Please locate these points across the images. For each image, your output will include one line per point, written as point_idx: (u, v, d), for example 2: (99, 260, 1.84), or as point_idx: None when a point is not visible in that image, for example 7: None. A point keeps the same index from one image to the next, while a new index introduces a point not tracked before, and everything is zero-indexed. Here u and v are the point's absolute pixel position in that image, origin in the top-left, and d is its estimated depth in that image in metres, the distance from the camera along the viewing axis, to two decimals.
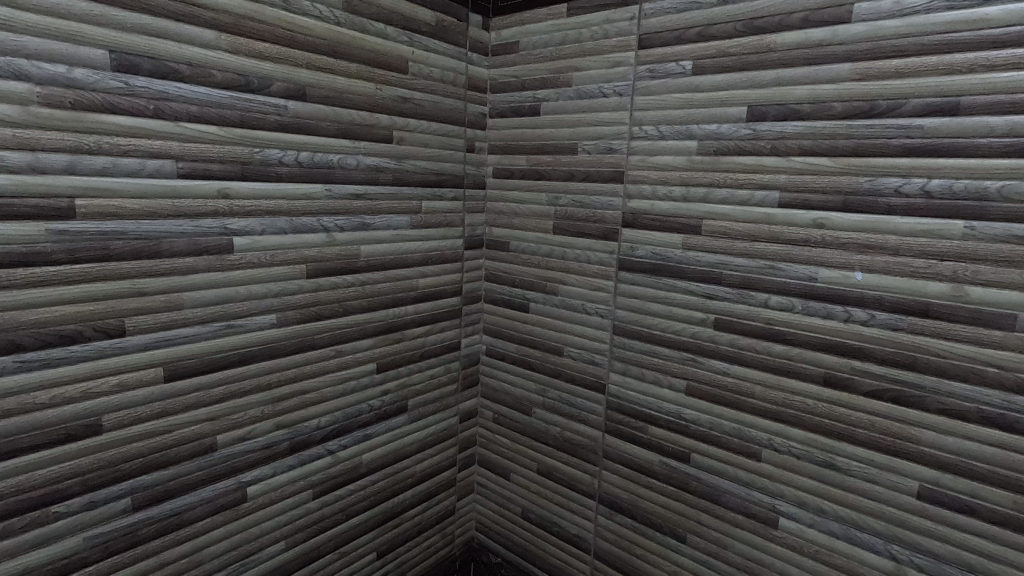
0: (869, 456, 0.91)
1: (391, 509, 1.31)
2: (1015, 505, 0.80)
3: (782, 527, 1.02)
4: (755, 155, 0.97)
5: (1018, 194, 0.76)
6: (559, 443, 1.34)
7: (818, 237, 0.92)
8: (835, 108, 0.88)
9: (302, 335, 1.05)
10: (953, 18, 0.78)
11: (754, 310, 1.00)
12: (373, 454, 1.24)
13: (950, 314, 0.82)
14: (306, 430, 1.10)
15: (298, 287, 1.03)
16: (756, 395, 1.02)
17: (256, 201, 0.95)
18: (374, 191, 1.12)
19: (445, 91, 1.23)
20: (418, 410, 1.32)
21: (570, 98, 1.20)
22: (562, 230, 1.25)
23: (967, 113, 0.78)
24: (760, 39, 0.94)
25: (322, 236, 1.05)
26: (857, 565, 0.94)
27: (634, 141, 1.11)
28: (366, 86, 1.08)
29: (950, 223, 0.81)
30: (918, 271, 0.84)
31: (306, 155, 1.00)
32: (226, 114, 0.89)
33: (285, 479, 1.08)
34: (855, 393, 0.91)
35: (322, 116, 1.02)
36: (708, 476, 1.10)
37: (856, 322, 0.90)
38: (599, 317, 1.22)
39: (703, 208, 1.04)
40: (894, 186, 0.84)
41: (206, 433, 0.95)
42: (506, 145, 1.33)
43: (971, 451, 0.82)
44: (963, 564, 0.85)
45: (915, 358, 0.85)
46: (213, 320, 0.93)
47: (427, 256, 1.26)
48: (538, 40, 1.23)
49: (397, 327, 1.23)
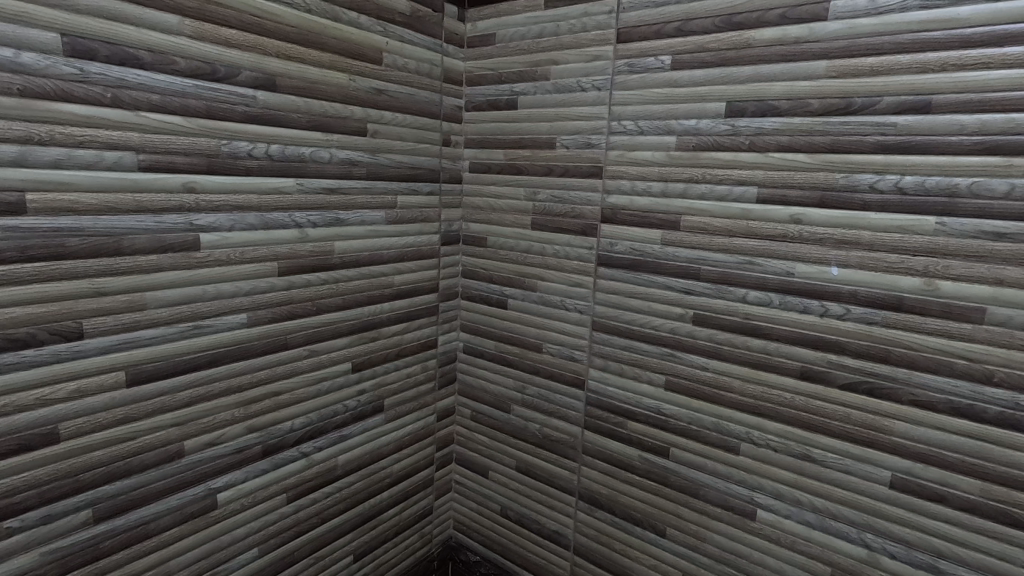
0: (844, 447, 0.93)
1: (368, 512, 1.29)
2: (983, 492, 0.83)
3: (759, 519, 1.03)
4: (733, 151, 0.97)
5: (988, 191, 0.78)
6: (538, 440, 1.33)
7: (795, 233, 0.93)
8: (812, 105, 0.89)
9: (274, 335, 1.01)
10: (926, 17, 0.79)
11: (733, 305, 1.01)
12: (349, 455, 1.21)
13: (923, 308, 0.84)
14: (279, 433, 1.06)
15: (269, 286, 0.99)
16: (734, 390, 1.03)
17: (223, 196, 0.90)
18: (348, 185, 1.09)
19: (421, 83, 1.20)
20: (395, 409, 1.30)
21: (548, 92, 1.18)
22: (541, 226, 1.24)
23: (941, 111, 0.80)
24: (739, 35, 0.94)
25: (294, 232, 1.01)
26: (832, 554, 0.97)
27: (613, 136, 1.11)
28: (339, 76, 1.04)
29: (923, 219, 0.82)
30: (892, 266, 0.85)
31: (276, 148, 0.96)
32: (191, 104, 0.85)
33: (257, 484, 1.04)
34: (831, 386, 0.93)
35: (293, 107, 0.98)
36: (687, 470, 1.10)
37: (833, 316, 0.91)
38: (579, 313, 1.21)
39: (682, 204, 1.04)
40: (869, 182, 0.86)
41: (173, 439, 0.91)
42: (482, 139, 1.30)
43: (941, 440, 0.85)
44: (933, 550, 0.87)
45: (889, 351, 0.87)
46: (179, 320, 0.88)
47: (403, 252, 1.23)
48: (515, 33, 1.21)
49: (373, 325, 1.20)
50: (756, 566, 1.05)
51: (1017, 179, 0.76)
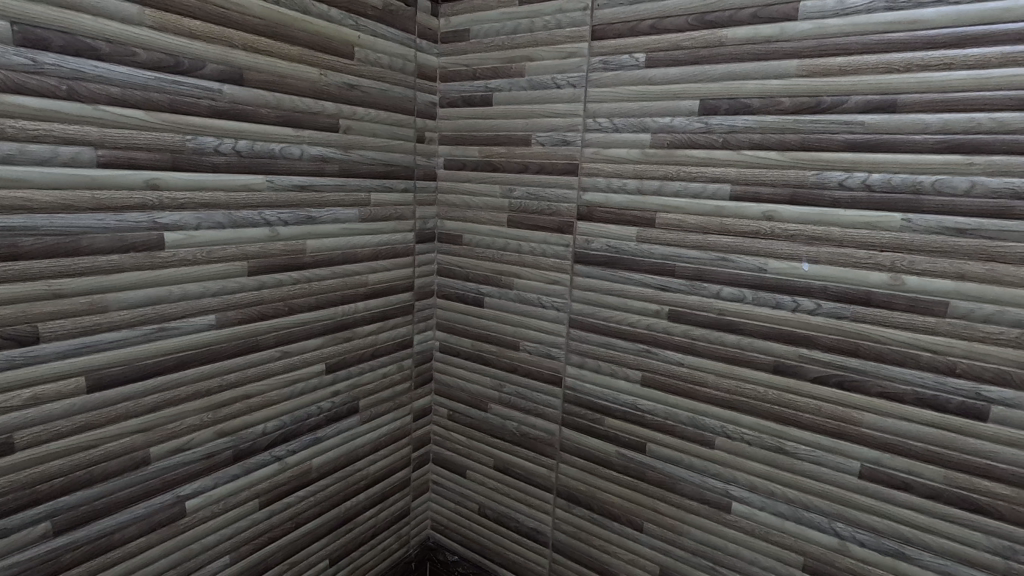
0: (815, 439, 0.95)
1: (344, 515, 1.26)
2: (947, 480, 0.86)
3: (735, 511, 1.05)
4: (706, 149, 0.98)
5: (950, 188, 0.80)
6: (516, 438, 1.33)
7: (768, 229, 0.94)
8: (783, 103, 0.91)
9: (244, 336, 0.98)
10: (891, 19, 0.81)
11: (707, 301, 1.02)
12: (323, 457, 1.18)
13: (890, 302, 0.86)
14: (251, 437, 1.03)
15: (239, 286, 0.96)
16: (709, 384, 1.04)
17: (189, 193, 0.87)
18: (320, 183, 1.06)
19: (394, 79, 1.18)
20: (371, 410, 1.28)
21: (523, 88, 1.18)
22: (517, 223, 1.23)
23: (906, 111, 0.82)
24: (711, 33, 0.95)
25: (265, 230, 0.98)
26: (804, 544, 0.99)
27: (589, 133, 1.11)
28: (310, 71, 1.01)
29: (889, 216, 0.85)
30: (860, 262, 0.87)
31: (245, 144, 0.93)
32: (154, 97, 0.82)
33: (228, 490, 1.01)
34: (803, 379, 0.95)
35: (262, 102, 0.95)
36: (664, 465, 1.11)
37: (804, 311, 0.93)
38: (555, 311, 1.21)
39: (657, 201, 1.04)
40: (838, 179, 0.88)
41: (138, 446, 0.87)
42: (457, 136, 1.29)
43: (907, 431, 0.87)
44: (900, 537, 0.90)
45: (858, 344, 0.89)
46: (143, 323, 0.85)
47: (378, 250, 1.21)
48: (490, 29, 1.20)
49: (347, 325, 1.17)
50: (731, 558, 1.07)
51: (977, 177, 0.79)
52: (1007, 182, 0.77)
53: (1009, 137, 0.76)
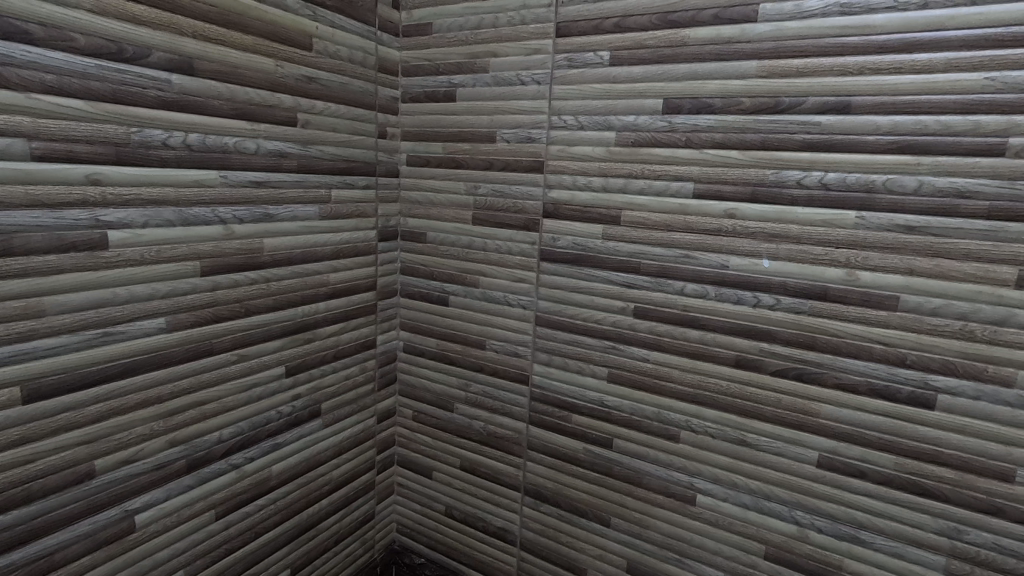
0: (776, 431, 0.98)
1: (306, 522, 1.22)
2: (898, 466, 0.89)
3: (699, 504, 1.07)
4: (670, 147, 0.99)
5: (901, 187, 0.84)
6: (483, 438, 1.32)
7: (729, 227, 0.96)
8: (743, 103, 0.93)
9: (198, 339, 0.93)
10: (845, 23, 0.84)
11: (672, 298, 1.03)
12: (284, 463, 1.14)
13: (845, 297, 0.89)
14: (206, 445, 0.98)
15: (191, 287, 0.91)
16: (674, 379, 1.05)
17: (135, 189, 0.82)
18: (278, 178, 1.02)
19: (354, 72, 1.15)
20: (333, 413, 1.24)
21: (487, 84, 1.17)
22: (482, 221, 1.22)
23: (859, 112, 0.85)
24: (675, 33, 0.96)
25: (219, 228, 0.94)
26: (766, 532, 1.02)
27: (554, 131, 1.10)
28: (265, 62, 0.97)
29: (844, 214, 0.88)
30: (817, 258, 0.90)
31: (196, 138, 0.89)
32: (94, 87, 0.76)
33: (181, 502, 0.96)
34: (764, 373, 0.97)
35: (214, 94, 0.90)
36: (630, 460, 1.13)
37: (764, 306, 0.96)
38: (522, 309, 1.20)
39: (623, 199, 1.05)
40: (796, 178, 0.90)
41: (82, 459, 0.82)
42: (420, 132, 1.27)
43: (861, 420, 0.91)
44: (855, 522, 0.94)
45: (815, 338, 0.92)
46: (85, 327, 0.80)
47: (339, 249, 1.17)
48: (453, 23, 1.18)
49: (307, 326, 1.13)
50: (696, 550, 1.09)
51: (924, 176, 0.82)
52: (951, 181, 0.81)
53: (953, 138, 0.80)
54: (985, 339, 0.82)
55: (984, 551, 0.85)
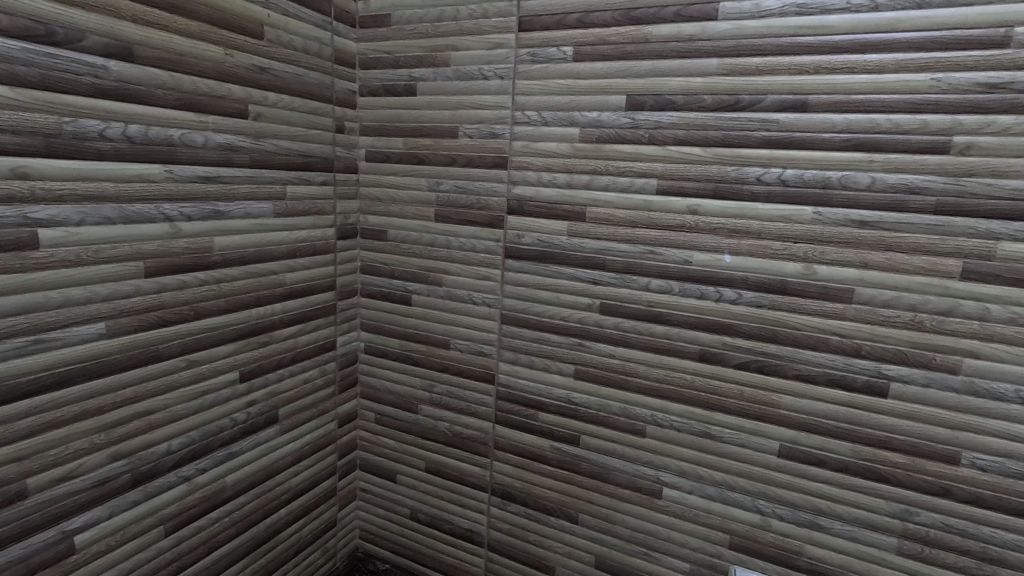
0: (738, 422, 1.00)
1: (263, 534, 1.17)
2: (854, 453, 0.93)
3: (665, 497, 1.08)
4: (634, 144, 1.00)
5: (855, 183, 0.87)
6: (448, 439, 1.29)
7: (692, 223, 0.97)
8: (705, 101, 0.94)
9: (143, 345, 0.87)
10: (801, 23, 0.86)
11: (637, 294, 1.04)
12: (239, 473, 1.09)
13: (803, 291, 0.92)
14: (153, 458, 0.92)
15: (134, 289, 0.85)
16: (639, 374, 1.06)
17: (69, 184, 0.76)
18: (228, 174, 0.97)
19: (310, 63, 1.10)
20: (291, 419, 1.19)
21: (448, 79, 1.14)
22: (445, 218, 1.20)
23: (816, 110, 0.87)
24: (637, 29, 0.96)
25: (164, 226, 0.88)
26: (730, 522, 1.03)
27: (517, 126, 1.09)
28: (213, 50, 0.92)
29: (802, 209, 0.90)
30: (776, 253, 0.93)
31: (138, 129, 0.83)
32: (20, 71, 0.70)
33: (125, 519, 0.90)
34: (726, 366, 0.99)
35: (156, 83, 0.84)
36: (597, 456, 1.13)
37: (726, 301, 0.97)
38: (487, 307, 1.19)
39: (588, 195, 1.05)
40: (756, 175, 0.92)
41: (12, 478, 0.75)
42: (380, 126, 1.23)
43: (820, 410, 0.94)
44: (815, 509, 0.97)
45: (776, 331, 0.95)
46: (14, 335, 0.73)
47: (296, 247, 1.13)
48: (412, 15, 1.15)
49: (263, 329, 1.08)
50: (663, 542, 1.10)
51: (877, 173, 0.85)
52: (901, 178, 0.84)
53: (903, 136, 0.83)
54: (934, 329, 0.85)
55: (934, 532, 0.89)
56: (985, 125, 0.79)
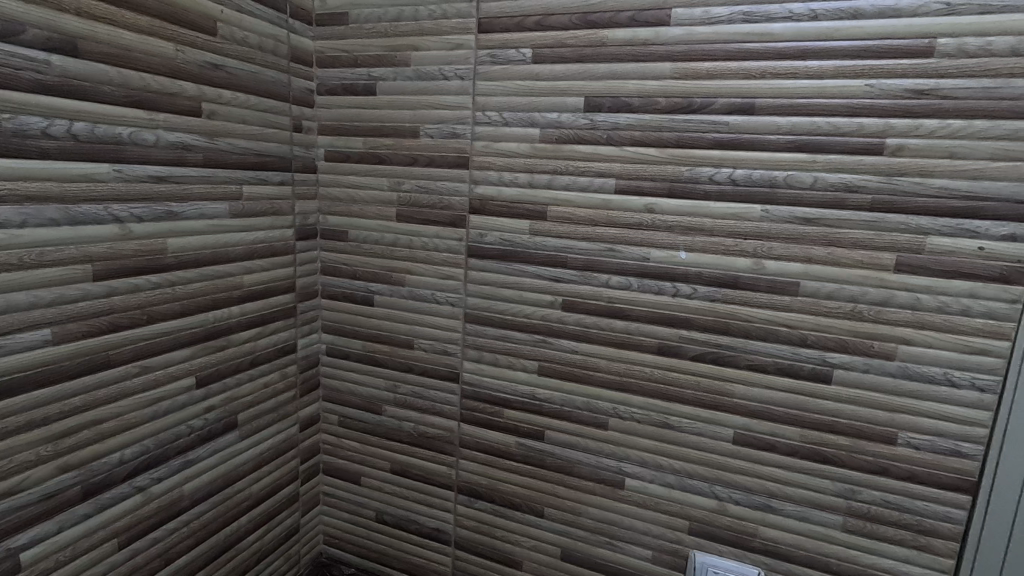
0: (695, 412, 1.04)
1: (223, 543, 1.14)
2: (802, 438, 0.98)
3: (627, 487, 1.11)
4: (592, 145, 1.02)
5: (800, 182, 0.92)
6: (413, 439, 1.29)
7: (649, 221, 1.01)
8: (659, 103, 0.97)
9: (92, 351, 0.84)
10: (748, 30, 0.90)
11: (598, 290, 1.07)
12: (197, 481, 1.06)
13: (753, 285, 0.97)
14: (104, 468, 0.89)
15: (82, 294, 0.82)
16: (601, 369, 1.09)
17: (9, 183, 0.72)
18: (181, 173, 0.94)
19: (265, 61, 1.08)
20: (251, 424, 1.16)
21: (408, 78, 1.14)
22: (407, 218, 1.20)
23: (762, 113, 0.92)
24: (594, 33, 0.99)
25: (114, 228, 0.85)
26: (689, 509, 1.07)
27: (478, 127, 1.10)
28: (163, 46, 0.89)
29: (751, 207, 0.95)
30: (728, 249, 0.97)
31: (83, 127, 0.80)
32: None
33: (76, 533, 0.86)
34: (683, 358, 1.03)
35: (103, 79, 0.81)
36: (562, 450, 1.15)
37: (682, 296, 1.01)
38: (451, 307, 1.19)
39: (548, 195, 1.07)
40: (708, 174, 0.96)
41: None
42: (339, 126, 1.22)
43: (771, 397, 0.99)
44: (767, 492, 1.02)
45: (728, 323, 0.99)
46: None
47: (253, 249, 1.10)
48: (371, 14, 1.15)
49: (220, 333, 1.06)
50: (626, 531, 1.13)
51: (819, 173, 0.91)
52: (841, 177, 0.90)
53: (842, 138, 0.89)
54: (872, 319, 0.91)
55: (875, 508, 0.96)
56: (913, 128, 0.85)
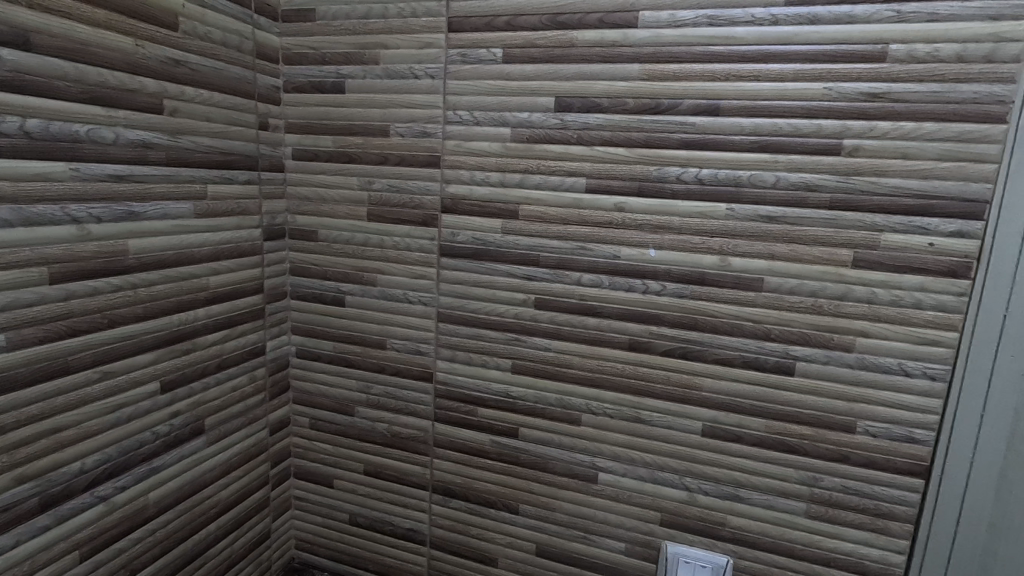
0: (665, 406, 1.06)
1: (192, 551, 1.11)
2: (768, 428, 1.01)
3: (601, 481, 1.13)
4: (563, 144, 1.03)
5: (763, 182, 0.95)
6: (387, 440, 1.28)
7: (620, 220, 1.03)
8: (628, 104, 0.99)
9: (50, 357, 0.81)
10: (712, 33, 0.93)
11: (570, 288, 1.08)
12: (163, 488, 1.03)
13: (720, 282, 0.99)
14: (64, 478, 0.86)
15: (38, 297, 0.79)
16: (574, 365, 1.10)
17: None
18: (143, 172, 0.91)
19: (230, 57, 1.06)
20: (218, 429, 1.14)
21: (378, 77, 1.13)
22: (378, 217, 1.19)
23: (727, 114, 0.94)
24: (563, 34, 1.00)
25: (71, 229, 0.82)
26: (661, 500, 1.10)
27: (450, 126, 1.10)
28: (122, 40, 0.86)
29: (716, 206, 0.98)
30: (695, 246, 0.99)
31: (38, 124, 0.77)
32: None
33: (35, 547, 0.83)
34: (654, 354, 1.05)
35: (58, 74, 0.78)
36: (535, 446, 1.16)
37: (652, 293, 1.03)
38: (423, 306, 1.19)
39: (520, 194, 1.08)
40: (676, 174, 0.98)
41: None
42: (306, 124, 1.20)
43: (737, 390, 1.02)
44: (734, 482, 1.05)
45: (697, 319, 1.02)
46: None
47: (219, 249, 1.08)
48: (338, 11, 1.13)
49: (186, 336, 1.03)
50: (600, 525, 1.15)
51: (781, 173, 0.94)
52: (801, 177, 0.93)
53: (802, 139, 0.92)
54: (832, 313, 0.95)
55: (836, 494, 1.00)
56: (868, 129, 0.89)
